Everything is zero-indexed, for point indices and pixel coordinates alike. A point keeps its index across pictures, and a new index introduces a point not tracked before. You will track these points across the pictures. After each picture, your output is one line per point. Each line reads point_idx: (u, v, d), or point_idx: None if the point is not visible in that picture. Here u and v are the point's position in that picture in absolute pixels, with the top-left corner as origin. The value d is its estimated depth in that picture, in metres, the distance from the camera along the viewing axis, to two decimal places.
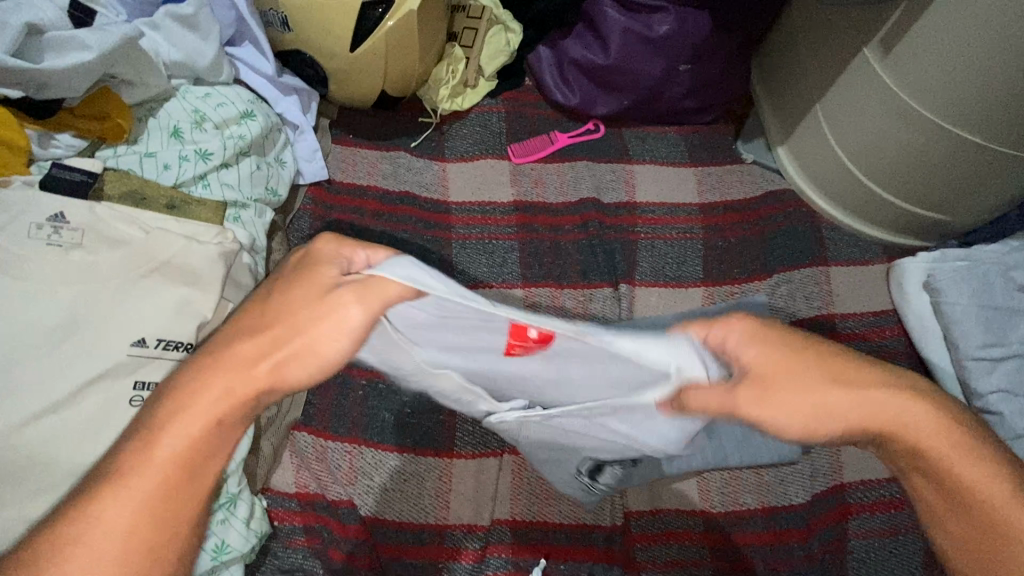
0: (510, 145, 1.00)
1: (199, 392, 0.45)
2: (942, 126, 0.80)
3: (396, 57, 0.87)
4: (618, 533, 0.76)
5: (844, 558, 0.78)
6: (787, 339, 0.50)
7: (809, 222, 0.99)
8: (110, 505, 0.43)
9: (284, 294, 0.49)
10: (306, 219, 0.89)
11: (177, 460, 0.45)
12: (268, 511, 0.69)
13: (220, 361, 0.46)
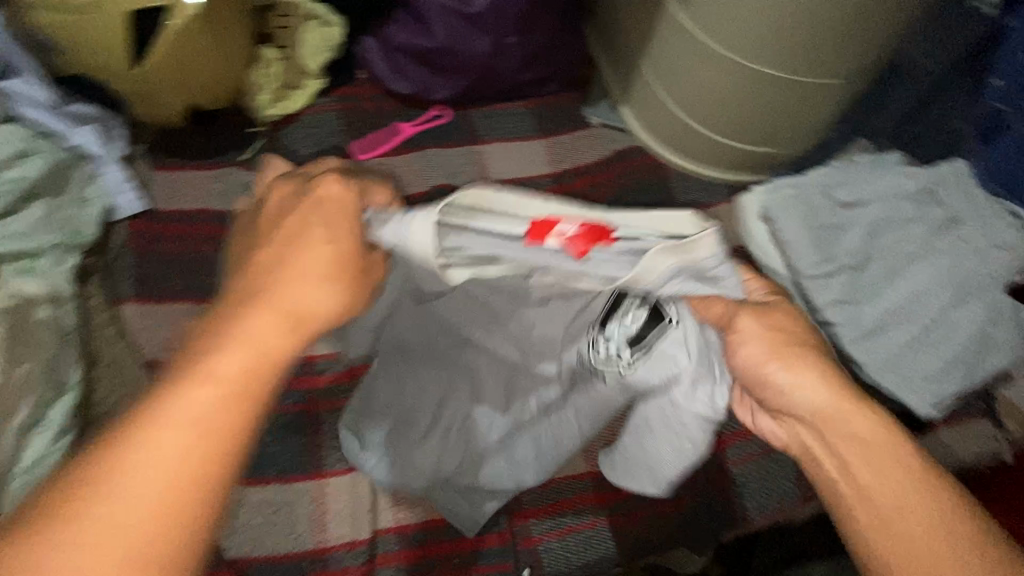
0: (349, 142, 0.96)
1: (256, 342, 0.46)
2: (741, 66, 0.85)
3: (188, 66, 0.83)
4: (504, 514, 0.78)
5: (725, 486, 0.82)
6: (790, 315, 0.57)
7: (658, 173, 1.02)
8: (112, 512, 0.38)
9: (308, 230, 0.52)
10: (127, 258, 0.80)
11: (203, 424, 0.42)
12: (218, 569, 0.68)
13: (252, 302, 0.48)
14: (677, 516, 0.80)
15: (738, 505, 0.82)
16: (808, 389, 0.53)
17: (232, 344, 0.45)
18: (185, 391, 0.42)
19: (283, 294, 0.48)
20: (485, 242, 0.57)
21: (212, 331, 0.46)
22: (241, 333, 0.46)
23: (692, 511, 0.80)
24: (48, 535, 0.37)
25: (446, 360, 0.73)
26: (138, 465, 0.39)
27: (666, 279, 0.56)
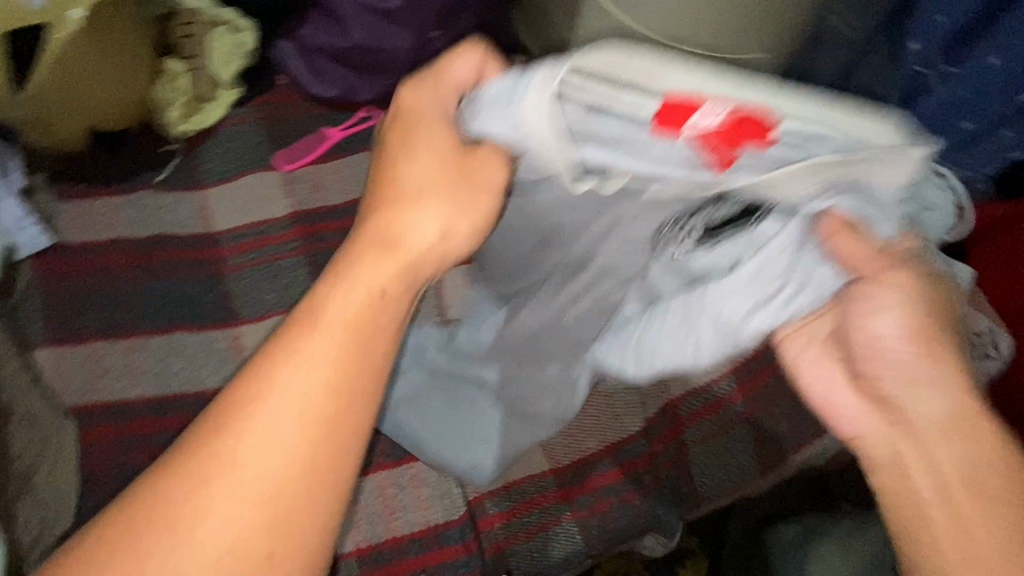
0: (273, 154, 0.90)
1: (363, 300, 0.48)
2: (663, 44, 0.84)
3: (77, 85, 0.79)
4: (468, 523, 0.77)
5: (686, 469, 0.83)
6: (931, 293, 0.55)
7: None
8: (210, 505, 0.41)
9: (409, 146, 0.53)
10: (38, 299, 0.76)
11: (315, 397, 0.44)
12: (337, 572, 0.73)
13: (377, 248, 0.50)
14: (642, 504, 0.80)
15: (699, 486, 0.83)
16: (926, 400, 0.52)
17: (351, 294, 0.48)
18: (305, 355, 0.45)
19: (400, 228, 0.51)
20: (610, 130, 0.53)
21: (348, 272, 0.49)
22: (366, 278, 0.49)
23: (655, 497, 0.81)
24: (201, 490, 0.42)
25: (519, 276, 0.77)
26: (269, 422, 0.43)
27: (800, 172, 0.52)
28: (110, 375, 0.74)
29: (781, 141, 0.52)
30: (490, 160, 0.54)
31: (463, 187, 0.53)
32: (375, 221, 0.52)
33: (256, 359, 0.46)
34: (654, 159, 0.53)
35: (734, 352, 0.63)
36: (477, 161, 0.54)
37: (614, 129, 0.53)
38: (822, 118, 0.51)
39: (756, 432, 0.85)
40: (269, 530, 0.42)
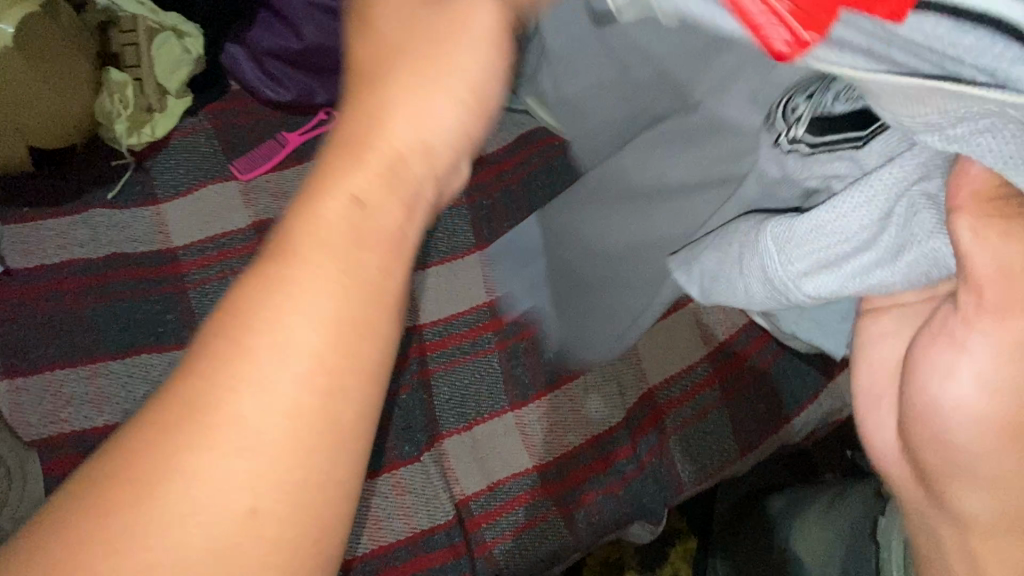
0: (233, 163, 0.87)
1: (347, 210, 0.34)
2: None
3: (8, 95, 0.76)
4: (455, 526, 0.77)
5: (668, 455, 0.84)
6: None
7: (564, 153, 0.93)
8: (213, 516, 0.30)
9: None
10: None
11: (316, 338, 0.32)
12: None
13: (355, 146, 0.36)
14: (626, 492, 0.81)
15: (682, 471, 0.83)
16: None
17: (327, 226, 0.34)
18: (293, 283, 0.33)
19: (384, 115, 0.37)
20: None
21: (324, 180, 0.35)
22: (351, 193, 0.35)
23: (638, 485, 0.82)
24: (185, 457, 0.31)
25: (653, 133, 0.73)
26: (257, 369, 0.32)
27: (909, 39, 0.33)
28: (73, 405, 0.71)
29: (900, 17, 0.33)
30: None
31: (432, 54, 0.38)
32: (344, 119, 0.37)
33: (215, 320, 0.33)
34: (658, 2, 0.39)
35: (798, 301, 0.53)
36: (453, 18, 0.38)
37: None
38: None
39: (733, 413, 0.86)
40: (324, 490, 0.32)
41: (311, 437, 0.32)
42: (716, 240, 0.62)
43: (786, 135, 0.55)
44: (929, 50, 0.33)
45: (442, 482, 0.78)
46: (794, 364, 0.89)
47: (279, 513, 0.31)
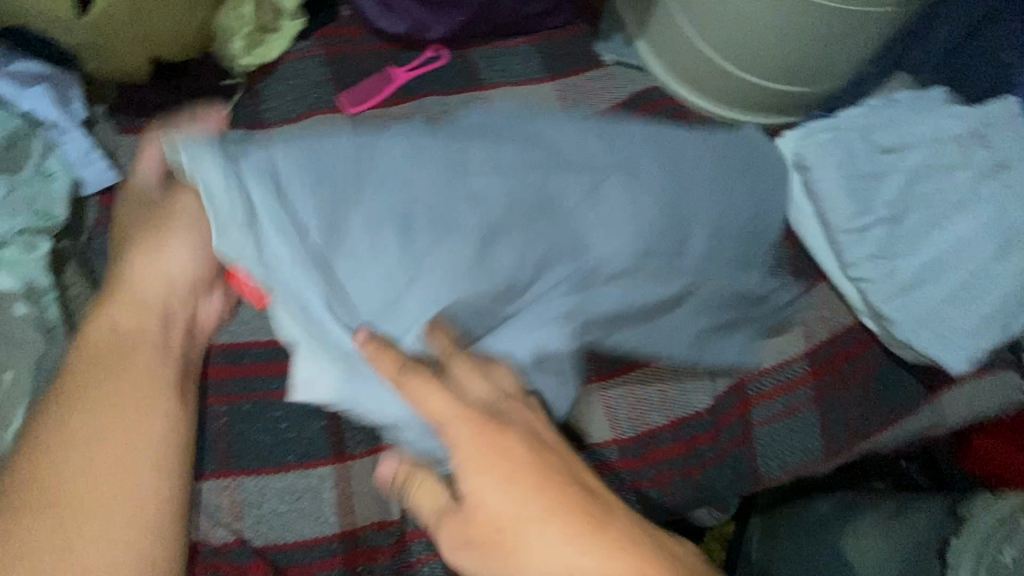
0: (340, 95, 0.84)
1: (82, 387, 0.60)
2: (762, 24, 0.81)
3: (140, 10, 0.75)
4: None
5: (750, 447, 0.83)
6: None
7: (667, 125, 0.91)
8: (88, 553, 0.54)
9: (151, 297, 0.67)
10: (106, 237, 0.72)
11: (68, 478, 0.56)
12: (408, 531, 0.70)
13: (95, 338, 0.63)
14: (702, 478, 0.81)
15: (760, 465, 0.83)
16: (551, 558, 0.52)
17: (108, 384, 0.61)
18: (97, 400, 0.60)
19: (118, 323, 0.65)
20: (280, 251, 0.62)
21: (91, 378, 0.61)
22: (133, 357, 0.63)
23: (719, 472, 0.81)
24: (44, 496, 0.55)
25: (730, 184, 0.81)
26: (67, 454, 0.57)
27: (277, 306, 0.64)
28: None
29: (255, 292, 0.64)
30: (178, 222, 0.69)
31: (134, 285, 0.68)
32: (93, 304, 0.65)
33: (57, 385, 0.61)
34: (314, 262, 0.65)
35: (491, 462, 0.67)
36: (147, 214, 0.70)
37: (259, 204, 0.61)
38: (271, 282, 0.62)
39: (823, 415, 0.84)
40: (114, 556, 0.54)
41: (162, 477, 0.59)
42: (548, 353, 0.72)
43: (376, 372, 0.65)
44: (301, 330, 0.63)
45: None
46: (900, 376, 0.86)
47: (148, 511, 0.57)
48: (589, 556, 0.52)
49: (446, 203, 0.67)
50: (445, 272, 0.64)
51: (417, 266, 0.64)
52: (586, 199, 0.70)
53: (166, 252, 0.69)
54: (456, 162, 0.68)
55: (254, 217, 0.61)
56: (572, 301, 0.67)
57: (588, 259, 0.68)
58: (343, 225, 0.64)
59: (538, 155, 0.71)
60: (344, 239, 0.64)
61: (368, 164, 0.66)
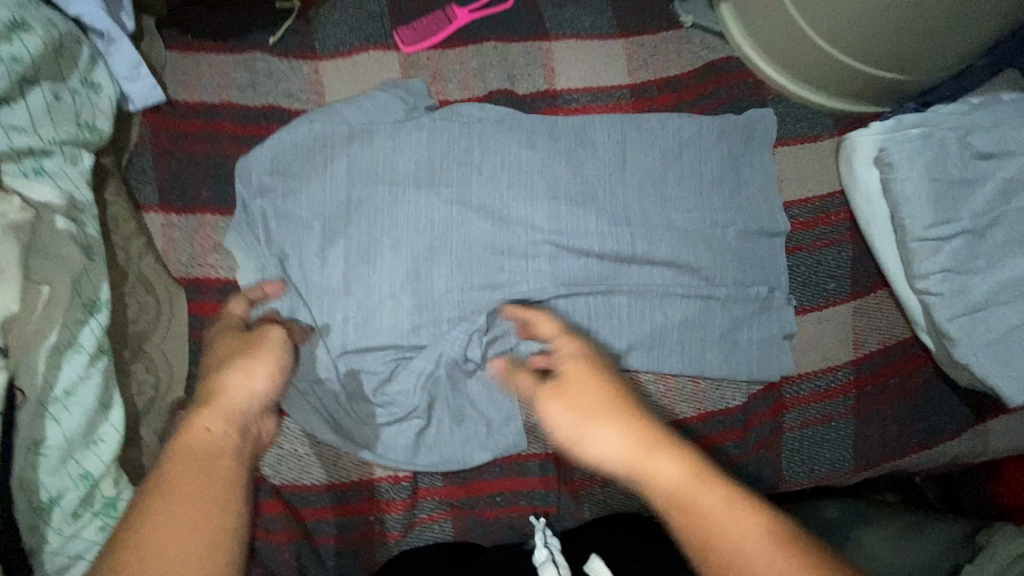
0: (397, 31, 0.81)
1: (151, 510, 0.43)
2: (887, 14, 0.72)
3: None
4: (552, 460, 0.75)
5: (779, 450, 0.80)
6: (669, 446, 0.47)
7: (734, 104, 0.86)
8: None
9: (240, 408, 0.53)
10: (147, 158, 0.71)
11: None
12: (418, 488, 0.71)
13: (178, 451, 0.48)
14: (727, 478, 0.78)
15: (786, 468, 0.80)
16: (605, 443, 0.49)
17: (184, 500, 0.44)
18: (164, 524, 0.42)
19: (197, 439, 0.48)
20: (292, 259, 0.69)
21: (167, 493, 0.44)
22: (213, 470, 0.47)
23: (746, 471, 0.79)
24: None
25: (734, 166, 0.82)
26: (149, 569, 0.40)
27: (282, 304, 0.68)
28: (219, 253, 0.70)
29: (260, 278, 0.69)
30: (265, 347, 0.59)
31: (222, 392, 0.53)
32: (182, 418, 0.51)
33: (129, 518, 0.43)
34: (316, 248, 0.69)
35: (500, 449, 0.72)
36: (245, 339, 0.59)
37: (258, 202, 0.70)
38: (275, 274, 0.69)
39: (859, 428, 0.81)
40: None
41: None
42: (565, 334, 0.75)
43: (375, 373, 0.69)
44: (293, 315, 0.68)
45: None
46: (946, 398, 0.82)
47: None
48: (641, 440, 0.48)
49: (403, 225, 0.72)
50: (451, 241, 0.73)
51: (380, 282, 0.70)
52: (552, 207, 0.76)
53: (250, 367, 0.57)
54: (408, 174, 0.74)
55: (261, 224, 0.70)
56: (549, 307, 0.75)
57: (564, 265, 0.76)
58: (305, 239, 0.69)
59: (491, 168, 0.76)
60: (312, 257, 0.69)
61: (320, 178, 0.71)
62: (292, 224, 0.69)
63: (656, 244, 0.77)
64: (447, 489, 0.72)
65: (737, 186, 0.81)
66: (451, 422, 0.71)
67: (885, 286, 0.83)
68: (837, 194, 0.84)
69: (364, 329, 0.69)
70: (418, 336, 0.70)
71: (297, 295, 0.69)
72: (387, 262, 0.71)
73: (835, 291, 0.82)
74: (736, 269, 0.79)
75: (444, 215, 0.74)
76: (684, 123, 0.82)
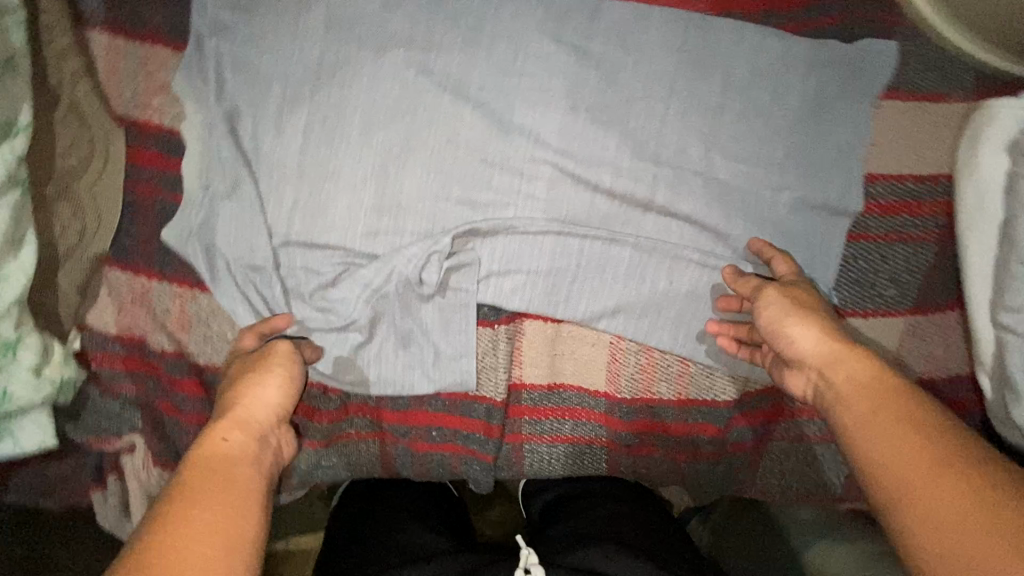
0: None
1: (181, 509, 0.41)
2: None
3: None
4: (500, 408, 0.69)
5: (758, 456, 0.72)
6: (860, 355, 0.51)
7: (843, 27, 0.65)
8: None
9: (263, 425, 0.51)
10: None
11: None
12: (349, 403, 0.67)
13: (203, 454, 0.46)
14: (687, 468, 0.72)
15: (759, 479, 0.73)
16: (799, 337, 0.54)
17: (209, 501, 0.42)
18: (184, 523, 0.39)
19: (223, 445, 0.47)
20: (247, 122, 0.59)
21: (192, 491, 0.42)
22: (233, 475, 0.45)
23: (712, 468, 0.72)
24: None
25: (821, 112, 0.63)
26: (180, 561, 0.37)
27: (227, 172, 0.60)
28: (166, 95, 0.60)
29: (209, 139, 0.60)
30: (282, 365, 0.56)
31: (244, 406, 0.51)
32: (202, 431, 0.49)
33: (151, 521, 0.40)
34: (275, 113, 0.58)
35: (446, 383, 0.65)
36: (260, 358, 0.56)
37: (216, 44, 0.59)
38: (225, 137, 0.59)
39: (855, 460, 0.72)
40: None
41: None
42: (546, 279, 0.65)
43: (320, 275, 0.61)
44: (234, 189, 0.60)
45: (506, 360, 0.68)
46: None
47: None
48: (833, 341, 0.52)
49: (378, 105, 0.59)
50: (438, 138, 0.60)
51: (340, 171, 0.59)
52: (572, 121, 0.61)
53: (259, 384, 0.54)
54: (396, 40, 0.59)
55: (217, 73, 0.59)
56: (535, 242, 0.64)
57: (562, 196, 0.62)
58: (261, 100, 0.58)
59: (503, 54, 0.60)
60: (266, 124, 0.59)
61: (289, 29, 0.58)
62: (253, 82, 0.58)
63: (688, 191, 0.62)
64: (380, 413, 0.68)
65: (820, 140, 0.63)
66: (396, 344, 0.64)
67: (957, 307, 0.66)
68: (942, 178, 0.65)
69: (316, 225, 0.60)
70: (374, 241, 0.61)
71: (244, 166, 0.59)
72: (356, 149, 0.59)
73: (891, 299, 0.66)
74: (774, 246, 0.64)
75: (432, 103, 0.60)
76: (766, 42, 0.62)
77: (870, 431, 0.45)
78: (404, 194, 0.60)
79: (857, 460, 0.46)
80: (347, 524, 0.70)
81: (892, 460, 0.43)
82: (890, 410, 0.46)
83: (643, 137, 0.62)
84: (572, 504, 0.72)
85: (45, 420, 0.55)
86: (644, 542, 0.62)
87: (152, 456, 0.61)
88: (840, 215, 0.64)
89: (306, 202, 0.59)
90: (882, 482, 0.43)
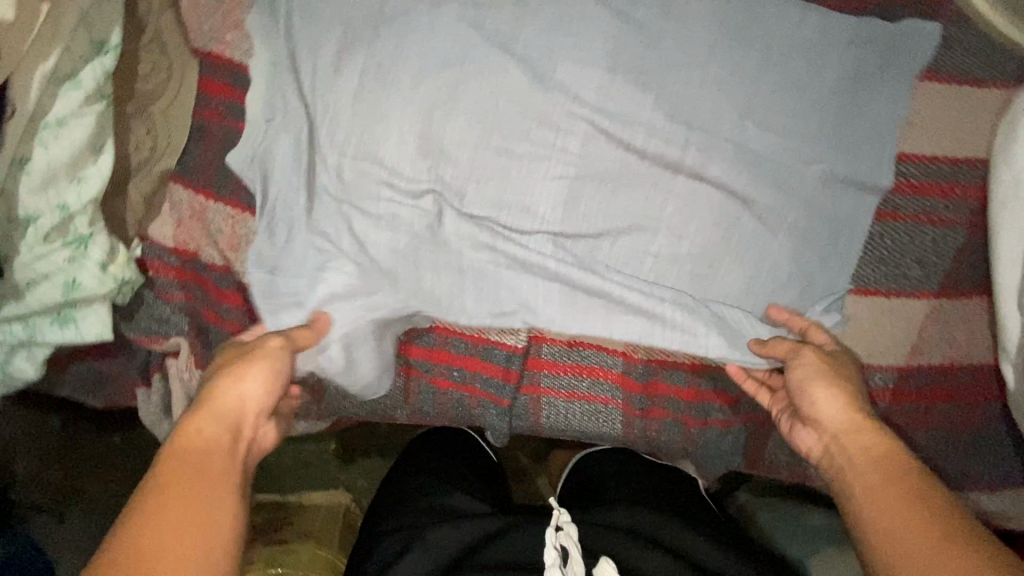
0: None
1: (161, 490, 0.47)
2: None
3: None
4: (519, 355, 0.71)
5: (769, 429, 0.73)
6: (882, 433, 0.55)
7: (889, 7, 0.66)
8: None
9: (247, 404, 0.55)
10: None
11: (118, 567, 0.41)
12: None
13: (183, 437, 0.51)
14: (697, 435, 0.73)
15: (769, 451, 0.74)
16: (823, 400, 0.59)
17: (181, 487, 0.47)
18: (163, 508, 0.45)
19: (204, 422, 0.52)
20: (309, 63, 0.63)
21: (164, 490, 0.47)
22: (213, 458, 0.50)
23: (723, 437, 0.73)
24: None
25: (858, 90, 0.64)
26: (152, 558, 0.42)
27: (284, 106, 0.64)
28: (238, 32, 0.66)
29: (271, 74, 0.65)
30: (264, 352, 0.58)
31: (231, 381, 0.55)
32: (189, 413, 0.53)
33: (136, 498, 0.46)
34: (335, 55, 0.63)
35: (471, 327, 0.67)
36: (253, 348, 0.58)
37: None
38: (286, 74, 0.64)
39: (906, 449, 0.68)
40: None
41: None
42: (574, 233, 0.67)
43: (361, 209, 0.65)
44: (290, 123, 0.64)
45: None
46: (999, 446, 0.68)
47: None
48: (859, 415, 0.57)
49: (429, 54, 0.63)
50: (482, 89, 0.63)
51: (388, 114, 0.63)
52: (611, 83, 0.64)
53: (240, 374, 0.56)
54: None
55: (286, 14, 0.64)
56: (566, 198, 0.66)
57: (596, 153, 0.65)
58: (323, 42, 0.63)
59: (550, 14, 0.63)
60: (326, 65, 0.63)
61: None
62: (318, 24, 0.63)
63: (719, 159, 0.64)
64: (406, 349, 0.72)
65: (853, 118, 0.64)
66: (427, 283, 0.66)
67: (984, 296, 0.67)
68: (976, 163, 0.65)
69: (362, 161, 0.64)
70: (414, 182, 0.65)
71: (302, 101, 0.64)
72: (404, 95, 0.63)
73: (915, 281, 0.66)
74: (800, 217, 0.65)
75: (480, 56, 0.63)
76: (807, 19, 0.64)
77: (878, 502, 0.50)
78: (446, 140, 0.64)
79: (862, 527, 0.51)
80: (387, 487, 0.74)
81: (901, 527, 0.47)
82: (903, 485, 0.50)
83: (679, 104, 0.64)
84: (598, 485, 0.76)
85: (105, 313, 0.61)
86: (682, 507, 0.70)
87: (196, 360, 0.67)
88: (868, 193, 0.65)
89: (355, 139, 0.64)
90: (888, 547, 0.47)
